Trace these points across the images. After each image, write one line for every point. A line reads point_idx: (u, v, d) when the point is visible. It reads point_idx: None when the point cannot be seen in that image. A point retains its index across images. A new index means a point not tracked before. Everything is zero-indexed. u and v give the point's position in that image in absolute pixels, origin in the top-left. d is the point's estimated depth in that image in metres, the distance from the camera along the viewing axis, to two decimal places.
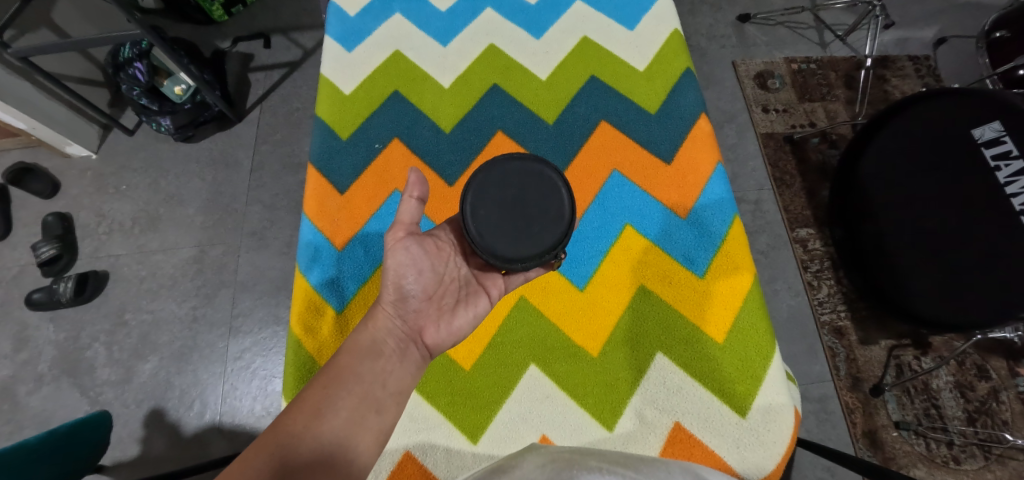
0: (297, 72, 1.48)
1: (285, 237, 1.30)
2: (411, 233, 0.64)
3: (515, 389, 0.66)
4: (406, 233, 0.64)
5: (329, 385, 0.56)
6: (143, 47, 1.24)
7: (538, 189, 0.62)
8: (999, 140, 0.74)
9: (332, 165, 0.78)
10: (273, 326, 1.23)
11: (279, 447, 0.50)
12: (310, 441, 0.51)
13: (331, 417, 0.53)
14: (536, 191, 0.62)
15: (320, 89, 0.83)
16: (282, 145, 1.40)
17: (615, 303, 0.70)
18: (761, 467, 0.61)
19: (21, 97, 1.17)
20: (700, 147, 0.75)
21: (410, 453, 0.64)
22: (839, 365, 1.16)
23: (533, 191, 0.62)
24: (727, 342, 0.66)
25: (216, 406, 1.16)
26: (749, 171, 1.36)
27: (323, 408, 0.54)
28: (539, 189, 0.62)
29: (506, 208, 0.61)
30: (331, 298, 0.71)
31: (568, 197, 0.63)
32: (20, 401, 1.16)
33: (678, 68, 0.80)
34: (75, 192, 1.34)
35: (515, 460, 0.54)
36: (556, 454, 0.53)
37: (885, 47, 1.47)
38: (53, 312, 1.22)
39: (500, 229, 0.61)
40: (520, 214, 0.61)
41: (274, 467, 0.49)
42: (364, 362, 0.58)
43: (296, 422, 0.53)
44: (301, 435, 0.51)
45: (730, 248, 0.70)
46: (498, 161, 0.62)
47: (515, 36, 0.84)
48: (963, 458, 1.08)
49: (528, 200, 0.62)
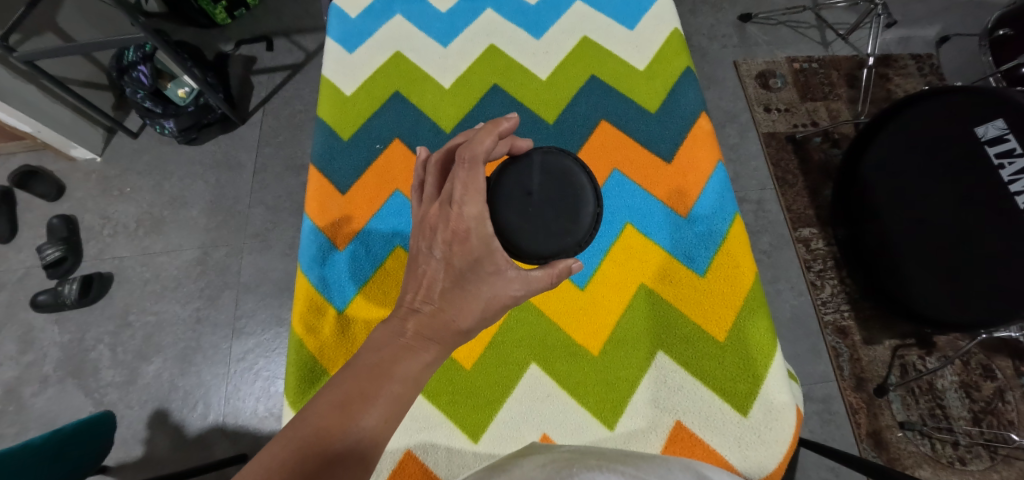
0: (300, 74, 1.49)
1: (287, 239, 1.31)
2: (530, 288, 0.57)
3: (516, 388, 0.66)
4: (525, 291, 0.57)
5: (364, 379, 0.52)
6: (146, 50, 1.27)
7: (574, 207, 0.62)
8: (1002, 138, 0.73)
9: (334, 166, 0.79)
10: (276, 328, 1.23)
11: (305, 443, 0.47)
12: (338, 439, 0.48)
13: (364, 416, 0.49)
14: (563, 197, 0.62)
15: (321, 91, 0.83)
16: (285, 147, 1.41)
17: (616, 302, 0.69)
18: (763, 466, 0.61)
19: (24, 100, 1.18)
20: (700, 145, 0.75)
21: (411, 452, 0.64)
22: (843, 365, 1.16)
23: (546, 186, 0.62)
24: (728, 340, 0.66)
25: (220, 407, 1.17)
26: (750, 171, 1.36)
27: (354, 406, 0.50)
28: (532, 172, 0.63)
29: (561, 241, 0.61)
30: (332, 298, 0.71)
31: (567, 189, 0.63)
32: (26, 403, 1.17)
33: (679, 67, 0.80)
34: (79, 195, 1.35)
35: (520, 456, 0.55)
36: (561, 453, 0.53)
37: (887, 46, 1.47)
38: (58, 313, 1.23)
39: (542, 249, 0.60)
40: (547, 222, 0.61)
41: (293, 468, 0.45)
42: (400, 359, 0.54)
43: (326, 417, 0.49)
44: (337, 430, 0.48)
45: (731, 247, 0.69)
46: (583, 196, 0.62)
47: (516, 36, 0.84)
48: (968, 458, 1.07)
49: (542, 198, 0.62)
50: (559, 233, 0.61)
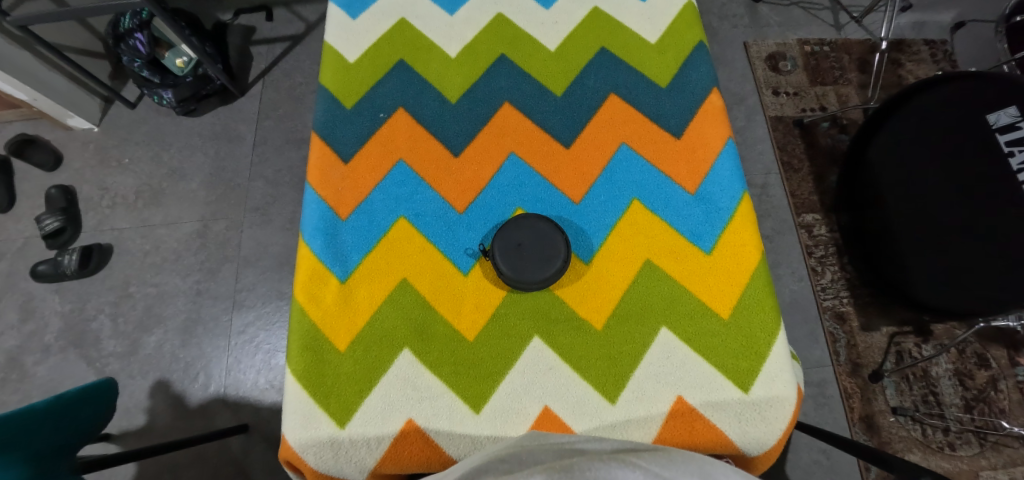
0: (300, 46, 1.46)
1: (287, 214, 1.30)
2: None
3: (519, 361, 0.64)
4: None
5: None
6: (143, 17, 1.22)
7: (551, 258, 0.66)
8: (1013, 125, 0.73)
9: (336, 133, 0.75)
10: (276, 301, 1.23)
11: None
12: None
13: None
14: (540, 236, 0.67)
15: (325, 58, 0.80)
16: (285, 120, 1.39)
17: (622, 278, 0.67)
18: (763, 442, 0.61)
19: (19, 67, 1.15)
20: (710, 122, 0.73)
21: (414, 422, 0.61)
22: (839, 351, 1.17)
23: (527, 231, 0.67)
24: (732, 318, 0.65)
25: (220, 379, 1.18)
26: (756, 154, 1.34)
27: None
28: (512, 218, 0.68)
29: (546, 268, 0.65)
30: (335, 268, 0.68)
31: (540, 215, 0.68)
32: (28, 371, 1.17)
33: (690, 41, 0.78)
34: (78, 165, 1.34)
35: (526, 450, 0.54)
36: (560, 452, 0.53)
37: (900, 31, 1.44)
38: (58, 284, 1.23)
39: (533, 278, 0.65)
40: (534, 256, 0.65)
41: None
42: None
43: None
44: None
45: (737, 225, 0.68)
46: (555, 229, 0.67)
47: (525, 6, 0.81)
48: (958, 444, 1.08)
49: (525, 239, 0.67)
50: (546, 263, 0.66)
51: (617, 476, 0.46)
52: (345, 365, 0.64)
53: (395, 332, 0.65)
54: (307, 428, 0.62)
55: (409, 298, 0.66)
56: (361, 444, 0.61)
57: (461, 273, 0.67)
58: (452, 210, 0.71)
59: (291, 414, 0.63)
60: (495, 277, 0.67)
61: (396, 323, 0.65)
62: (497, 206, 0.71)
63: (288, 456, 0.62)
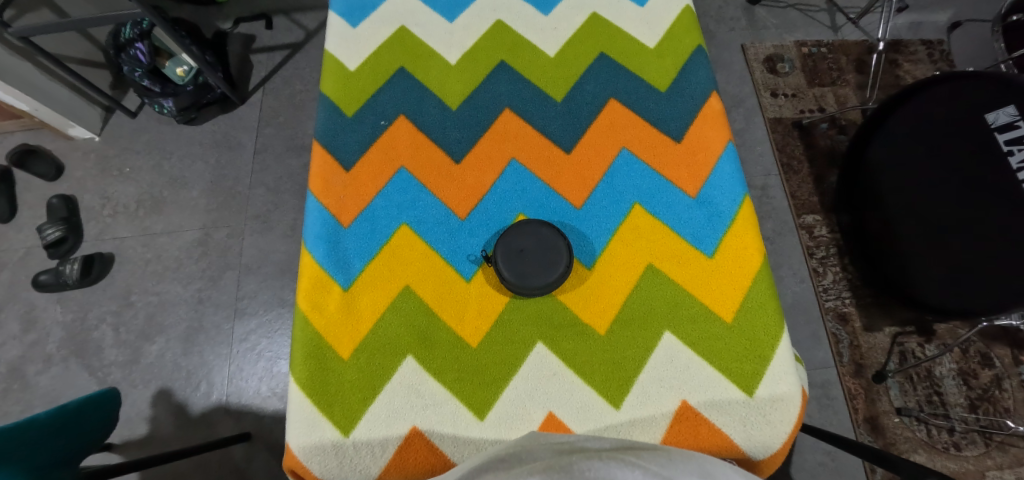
0: (300, 53, 1.47)
1: (289, 221, 1.30)
2: None
3: (522, 366, 0.64)
4: None
5: None
6: (143, 27, 1.23)
7: (553, 263, 0.66)
8: (1013, 124, 0.73)
9: (337, 142, 0.75)
10: (278, 308, 1.23)
11: None
12: None
13: None
14: (542, 242, 0.67)
15: (326, 66, 0.80)
16: (285, 128, 1.39)
17: (624, 282, 0.67)
18: (768, 446, 0.61)
19: (21, 77, 1.16)
20: (710, 126, 0.74)
21: (417, 429, 0.61)
22: (843, 352, 1.16)
23: (529, 237, 0.67)
24: (736, 321, 0.65)
25: (222, 387, 1.18)
26: (755, 156, 1.34)
27: None
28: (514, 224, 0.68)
29: (547, 274, 0.65)
30: (338, 275, 0.68)
31: (540, 222, 0.68)
32: (30, 381, 1.17)
33: (688, 45, 0.78)
34: (78, 174, 1.34)
35: (526, 450, 0.54)
36: (562, 450, 0.53)
37: (897, 31, 1.44)
38: (60, 293, 1.23)
39: (535, 283, 0.65)
40: (536, 262, 0.65)
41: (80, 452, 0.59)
42: None
43: None
44: None
45: (739, 227, 0.69)
46: (555, 233, 0.67)
47: (524, 12, 0.82)
48: (964, 444, 1.08)
49: (528, 245, 0.66)
50: (547, 268, 0.65)
51: (618, 475, 0.45)
52: (348, 373, 0.64)
53: (398, 339, 0.65)
54: (311, 436, 0.62)
55: (412, 305, 0.67)
56: (365, 451, 0.61)
57: (463, 280, 0.68)
58: (453, 217, 0.71)
59: (294, 421, 0.63)
60: (498, 283, 0.68)
61: (399, 331, 0.65)
62: (498, 213, 0.71)
63: (291, 464, 0.62)
